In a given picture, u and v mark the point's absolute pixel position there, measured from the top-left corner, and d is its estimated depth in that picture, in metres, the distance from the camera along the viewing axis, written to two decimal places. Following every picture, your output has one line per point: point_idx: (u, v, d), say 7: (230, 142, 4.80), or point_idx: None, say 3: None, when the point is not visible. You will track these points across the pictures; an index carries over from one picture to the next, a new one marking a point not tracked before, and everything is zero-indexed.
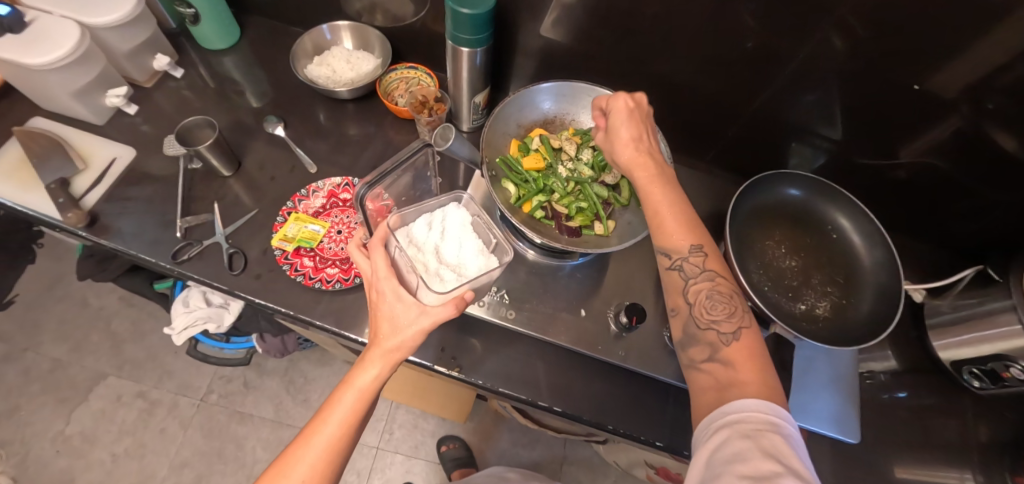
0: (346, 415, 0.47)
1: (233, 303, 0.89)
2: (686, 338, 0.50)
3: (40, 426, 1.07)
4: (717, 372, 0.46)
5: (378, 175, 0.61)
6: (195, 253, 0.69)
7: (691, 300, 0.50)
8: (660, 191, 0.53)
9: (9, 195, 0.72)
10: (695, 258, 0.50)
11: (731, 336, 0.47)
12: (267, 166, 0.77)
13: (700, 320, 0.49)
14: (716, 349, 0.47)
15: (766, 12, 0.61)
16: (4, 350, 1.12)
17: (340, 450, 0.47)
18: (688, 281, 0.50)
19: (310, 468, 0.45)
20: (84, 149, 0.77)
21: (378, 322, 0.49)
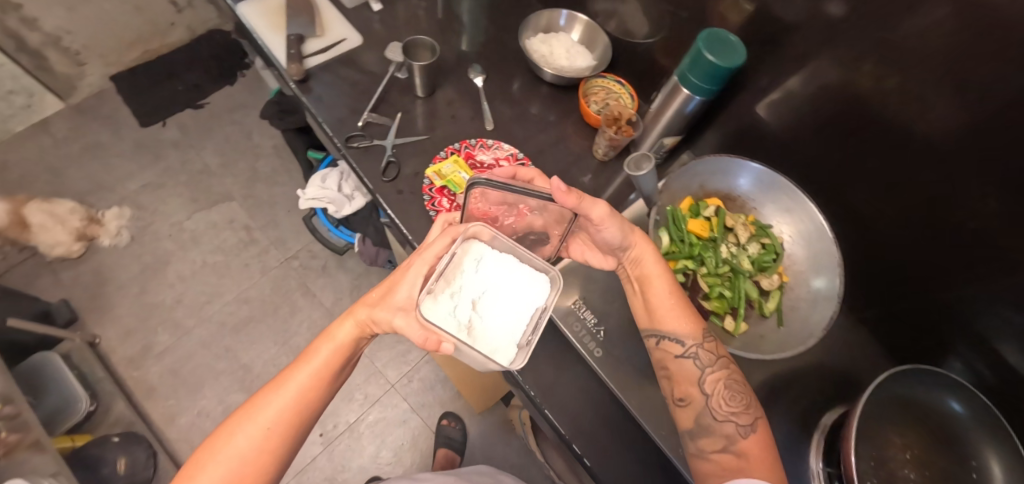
0: (322, 366, 0.51)
1: (357, 200, 0.98)
2: (697, 429, 0.51)
3: (170, 209, 1.25)
4: (729, 462, 0.48)
5: (509, 187, 0.51)
6: (363, 145, 0.75)
7: (708, 391, 0.52)
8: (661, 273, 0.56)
9: (260, 30, 0.84)
10: (708, 346, 0.54)
11: (748, 429, 0.50)
12: (453, 105, 0.82)
13: (717, 410, 0.51)
14: (732, 442, 0.49)
15: (1014, 205, 0.51)
16: (179, 138, 1.33)
17: (310, 405, 0.49)
18: (705, 370, 0.53)
19: (279, 411, 0.47)
20: (327, 21, 0.87)
21: (369, 296, 0.53)
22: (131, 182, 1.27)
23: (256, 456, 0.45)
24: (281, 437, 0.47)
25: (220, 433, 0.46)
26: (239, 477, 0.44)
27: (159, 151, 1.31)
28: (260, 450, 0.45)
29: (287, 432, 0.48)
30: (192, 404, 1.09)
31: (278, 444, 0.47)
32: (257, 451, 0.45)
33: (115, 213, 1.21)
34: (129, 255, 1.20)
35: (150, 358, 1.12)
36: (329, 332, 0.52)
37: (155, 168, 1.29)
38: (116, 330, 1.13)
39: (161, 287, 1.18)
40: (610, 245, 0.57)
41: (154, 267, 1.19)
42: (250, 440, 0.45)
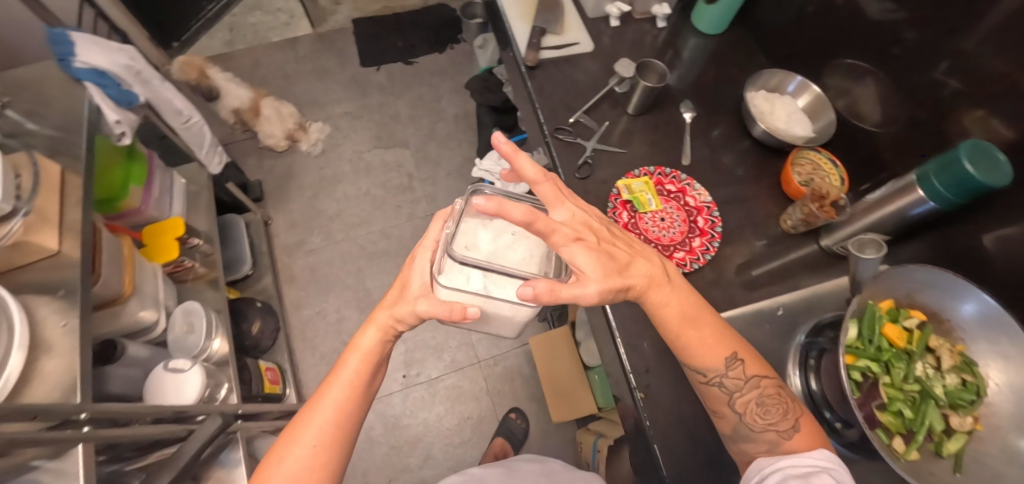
0: (352, 378, 0.55)
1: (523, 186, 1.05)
2: (737, 435, 0.57)
3: (355, 140, 1.38)
4: (770, 453, 0.54)
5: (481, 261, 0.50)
6: (568, 139, 0.82)
7: (741, 410, 0.56)
8: (670, 301, 0.55)
9: (510, 16, 0.93)
10: (733, 373, 0.56)
11: (787, 433, 0.54)
12: (655, 130, 0.86)
13: (753, 423, 0.55)
14: (774, 446, 0.54)
15: None
16: (385, 86, 1.44)
17: (349, 416, 0.54)
18: (732, 395, 0.56)
19: (320, 429, 0.52)
20: (568, 22, 0.93)
21: (388, 301, 0.56)
22: (336, 107, 1.41)
23: (309, 471, 0.50)
24: (332, 449, 0.52)
25: (269, 460, 0.51)
26: None
27: (366, 88, 1.44)
28: (310, 467, 0.50)
29: (333, 444, 0.52)
30: (318, 303, 1.23)
31: (329, 456, 0.52)
32: (307, 469, 0.50)
33: (318, 127, 1.38)
34: (315, 165, 1.36)
35: (301, 252, 1.28)
36: (356, 345, 0.56)
37: (358, 101, 1.42)
38: (285, 220, 1.30)
39: (329, 199, 1.33)
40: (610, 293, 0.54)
41: (329, 181, 1.34)
42: (301, 460, 0.50)
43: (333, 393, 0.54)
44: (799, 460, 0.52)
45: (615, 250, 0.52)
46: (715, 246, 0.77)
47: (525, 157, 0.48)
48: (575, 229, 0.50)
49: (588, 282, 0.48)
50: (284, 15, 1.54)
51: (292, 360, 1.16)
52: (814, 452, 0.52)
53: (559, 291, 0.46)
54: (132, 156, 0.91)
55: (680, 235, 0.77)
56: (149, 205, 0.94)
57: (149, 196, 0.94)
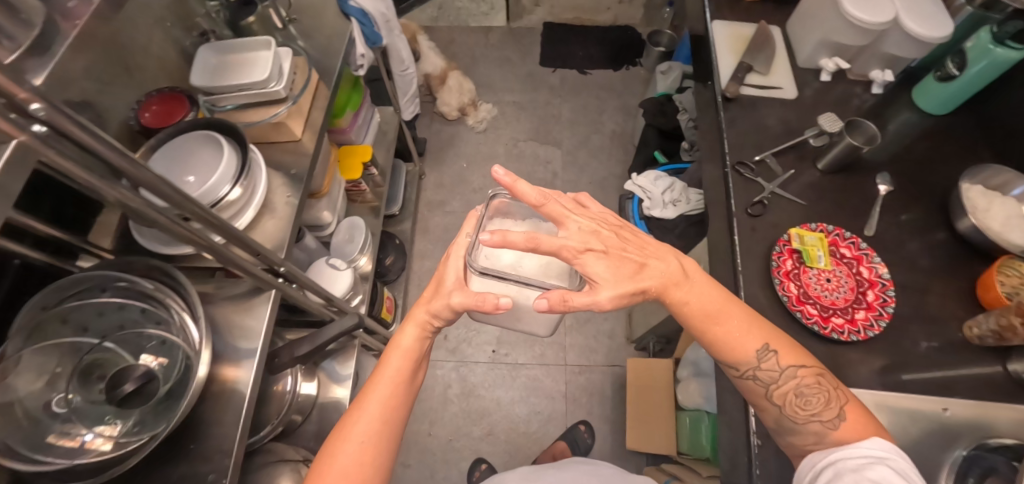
0: (395, 373, 0.59)
1: (670, 212, 1.08)
2: (785, 427, 0.59)
3: (515, 127, 1.49)
4: (820, 438, 0.56)
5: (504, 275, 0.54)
6: (747, 175, 0.83)
7: (781, 403, 0.58)
8: (692, 301, 0.57)
9: (718, 47, 0.96)
10: (768, 363, 0.58)
11: (831, 422, 0.56)
12: (841, 193, 0.83)
13: (797, 416, 0.57)
14: (820, 437, 0.56)
15: None
16: (556, 87, 1.54)
17: (394, 410, 0.58)
18: (769, 387, 0.59)
19: (367, 425, 0.56)
20: (776, 66, 0.94)
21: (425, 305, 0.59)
22: (507, 95, 1.53)
23: (360, 466, 0.54)
24: (381, 442, 0.56)
25: (324, 457, 0.55)
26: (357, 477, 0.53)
27: (538, 85, 1.54)
28: (362, 461, 0.54)
29: (381, 437, 0.56)
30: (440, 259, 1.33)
31: (379, 448, 0.56)
32: (358, 462, 0.54)
33: (487, 108, 1.50)
34: (474, 140, 1.48)
35: (439, 211, 1.39)
36: (397, 345, 0.60)
37: (527, 95, 1.53)
38: (435, 179, 1.43)
39: (478, 173, 1.44)
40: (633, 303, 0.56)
41: (482, 156, 1.45)
42: (353, 454, 0.54)
43: (376, 389, 0.58)
44: (852, 451, 0.53)
45: (626, 255, 0.54)
46: (881, 325, 0.72)
47: (525, 182, 0.51)
48: (583, 239, 0.53)
49: (601, 288, 0.51)
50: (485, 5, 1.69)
51: (404, 301, 1.26)
52: (866, 442, 0.53)
53: (568, 298, 0.49)
54: (353, 85, 1.05)
55: (845, 301, 0.74)
56: (353, 129, 1.07)
57: (355, 122, 1.07)
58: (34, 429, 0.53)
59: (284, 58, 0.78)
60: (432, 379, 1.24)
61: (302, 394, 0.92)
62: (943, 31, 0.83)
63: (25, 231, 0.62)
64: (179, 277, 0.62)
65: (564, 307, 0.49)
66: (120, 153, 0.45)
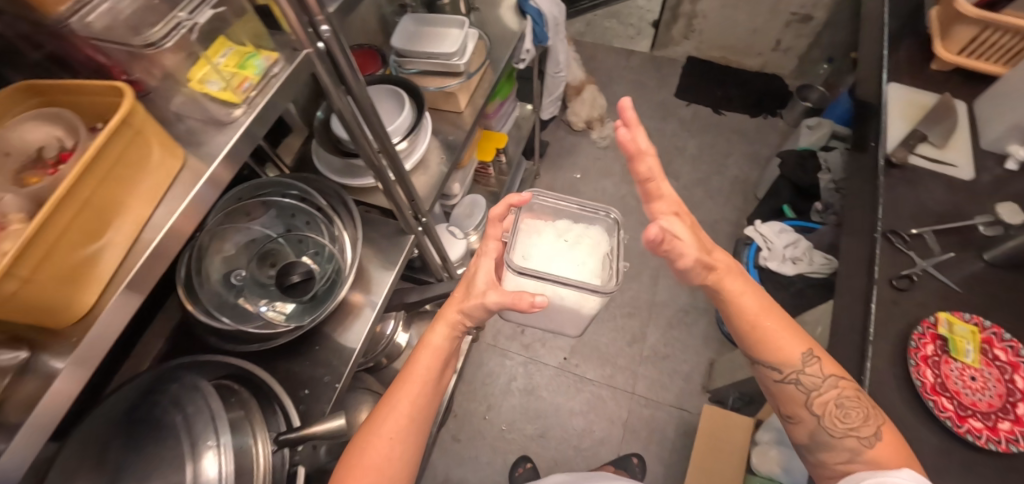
0: (422, 371, 0.56)
1: (786, 267, 1.04)
2: (819, 442, 0.57)
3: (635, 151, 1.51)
4: (857, 454, 0.54)
5: (540, 276, 0.55)
6: (899, 245, 0.79)
7: (820, 413, 0.57)
8: (741, 286, 0.57)
9: (891, 111, 0.92)
10: (812, 369, 0.57)
11: (869, 440, 0.54)
12: (1007, 290, 0.75)
13: (834, 429, 0.55)
14: (856, 454, 0.54)
15: None
16: (685, 121, 1.54)
17: (423, 410, 0.56)
18: (809, 394, 0.57)
19: (393, 419, 0.54)
20: (954, 143, 0.88)
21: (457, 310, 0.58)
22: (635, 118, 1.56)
23: (386, 461, 0.52)
24: (409, 441, 0.54)
25: (352, 449, 0.53)
26: (384, 472, 0.51)
27: (669, 115, 1.54)
28: (389, 457, 0.52)
29: (408, 433, 0.54)
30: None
31: (407, 447, 0.53)
32: (384, 458, 0.52)
33: (613, 127, 1.55)
34: (594, 153, 1.52)
35: None
36: (426, 343, 0.58)
37: (655, 122, 1.55)
38: (548, 182, 1.48)
39: (589, 185, 1.47)
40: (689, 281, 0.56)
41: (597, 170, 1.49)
42: (381, 449, 0.52)
43: (410, 388, 0.56)
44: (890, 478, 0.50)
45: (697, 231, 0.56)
46: None
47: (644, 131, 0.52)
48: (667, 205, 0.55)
49: (687, 243, 0.52)
50: None
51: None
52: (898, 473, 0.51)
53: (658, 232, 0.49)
54: (509, 77, 1.12)
55: (989, 405, 0.66)
56: (495, 115, 1.14)
57: (500, 111, 1.14)
58: (212, 292, 0.64)
59: (470, 39, 0.87)
60: (499, 368, 1.29)
61: (395, 341, 1.00)
62: None
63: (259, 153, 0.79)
64: (352, 208, 0.72)
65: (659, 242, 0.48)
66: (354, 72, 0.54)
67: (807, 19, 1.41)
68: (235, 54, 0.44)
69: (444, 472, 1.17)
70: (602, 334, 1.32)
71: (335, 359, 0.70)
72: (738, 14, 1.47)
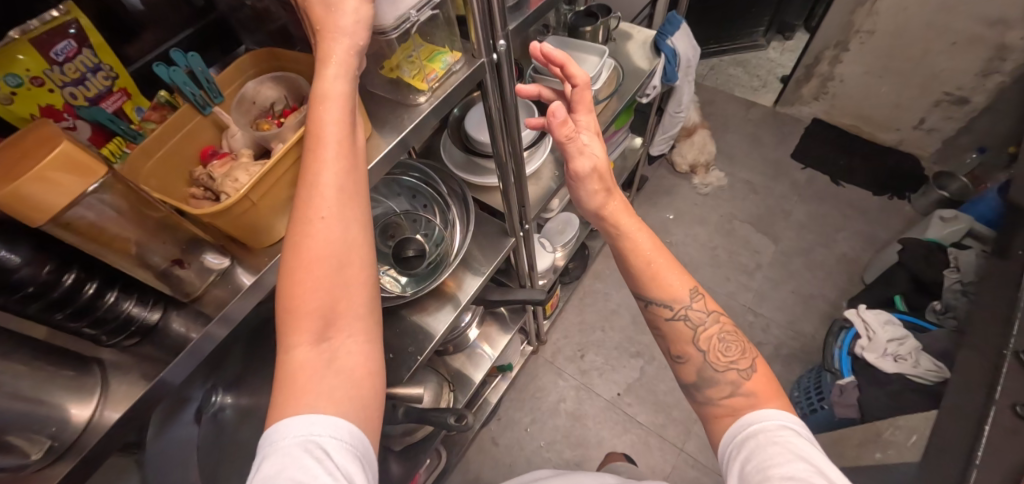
0: (327, 128, 0.38)
1: (886, 362, 0.96)
2: (703, 377, 0.71)
3: (736, 206, 1.49)
4: (737, 395, 0.66)
5: None
6: None
7: (704, 348, 0.73)
8: (629, 222, 0.74)
9: None
10: (696, 305, 0.74)
11: (745, 372, 0.69)
12: None
13: (719, 364, 0.70)
14: (736, 383, 0.68)
15: None
16: (796, 186, 1.49)
17: (357, 191, 0.40)
18: (693, 328, 0.73)
19: (324, 201, 0.37)
20: None
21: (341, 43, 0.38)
22: (742, 173, 1.54)
23: (338, 253, 0.38)
24: (354, 236, 0.39)
25: (288, 266, 0.37)
26: (342, 264, 0.38)
27: (779, 176, 1.52)
28: (340, 247, 0.38)
29: (349, 210, 0.39)
30: (609, 286, 1.45)
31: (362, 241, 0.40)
32: (335, 244, 0.38)
33: (718, 176, 1.54)
34: (692, 199, 1.53)
35: None
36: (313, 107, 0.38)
37: (764, 180, 1.52)
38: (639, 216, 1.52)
39: (680, 229, 1.47)
40: (582, 196, 0.75)
41: (691, 216, 1.49)
42: (328, 237, 0.37)
43: (316, 161, 0.38)
44: (768, 422, 0.60)
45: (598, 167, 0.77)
46: None
47: (578, 65, 0.68)
48: (586, 125, 0.74)
49: (591, 154, 0.72)
50: (757, 81, 1.73)
51: (565, 301, 1.42)
52: (771, 421, 0.60)
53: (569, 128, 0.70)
54: (629, 109, 1.16)
55: None
56: (607, 141, 1.18)
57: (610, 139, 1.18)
58: None
59: (604, 69, 0.93)
60: (551, 385, 1.31)
61: (467, 334, 1.08)
62: None
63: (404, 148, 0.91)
64: (470, 201, 0.79)
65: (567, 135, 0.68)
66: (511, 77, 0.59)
67: (963, 101, 1.28)
68: (425, 50, 0.50)
69: (477, 470, 1.20)
70: (662, 380, 1.29)
71: (418, 333, 0.76)
72: (881, 84, 1.39)
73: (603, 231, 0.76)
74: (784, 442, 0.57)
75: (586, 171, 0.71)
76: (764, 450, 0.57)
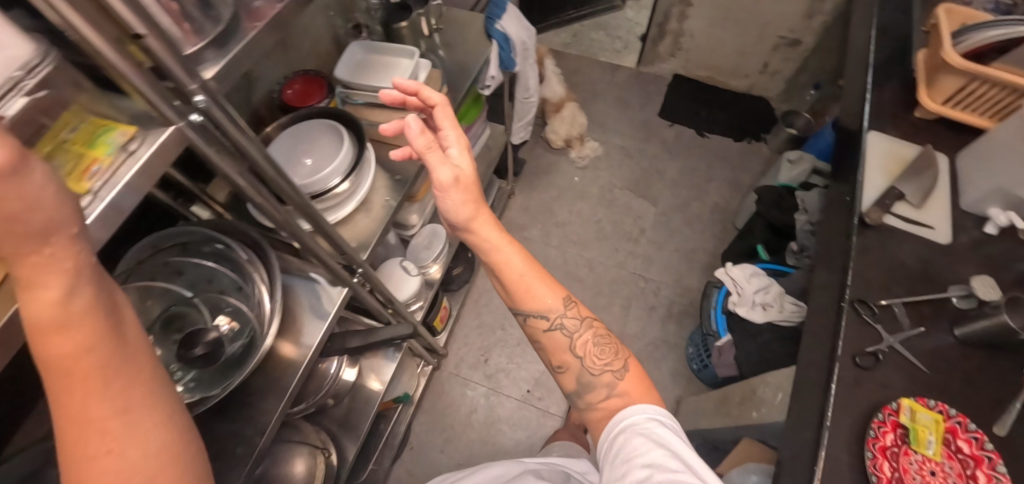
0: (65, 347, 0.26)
1: (756, 313, 1.00)
2: (579, 385, 0.67)
3: (614, 173, 1.49)
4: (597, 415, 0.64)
5: None
6: (868, 320, 0.71)
7: (580, 355, 0.67)
8: (494, 233, 0.65)
9: (869, 160, 0.85)
10: (571, 314, 0.68)
11: (618, 372, 0.66)
12: (978, 372, 0.68)
13: (593, 368, 0.66)
14: (609, 387, 0.65)
15: None
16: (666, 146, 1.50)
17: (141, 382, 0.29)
18: (569, 336, 0.68)
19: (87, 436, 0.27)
20: (932, 200, 0.81)
21: (45, 247, 0.24)
22: (614, 137, 1.54)
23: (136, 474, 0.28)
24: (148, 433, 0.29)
25: None
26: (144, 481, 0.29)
27: (650, 136, 1.53)
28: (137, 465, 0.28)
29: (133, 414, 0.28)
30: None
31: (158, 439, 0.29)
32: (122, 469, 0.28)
33: (593, 146, 1.52)
34: (572, 174, 1.50)
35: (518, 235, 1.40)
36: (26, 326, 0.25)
37: (637, 141, 1.53)
38: (522, 201, 1.46)
39: (565, 207, 1.45)
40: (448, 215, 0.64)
41: (574, 193, 1.47)
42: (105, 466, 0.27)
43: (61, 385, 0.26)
44: (638, 415, 0.61)
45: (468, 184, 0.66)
46: None
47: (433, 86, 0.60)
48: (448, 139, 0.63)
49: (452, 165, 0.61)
50: (620, 43, 1.73)
51: (461, 307, 1.36)
52: (641, 414, 0.61)
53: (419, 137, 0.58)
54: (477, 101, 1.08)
55: None
56: None
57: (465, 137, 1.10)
58: None
59: (421, 70, 0.82)
60: (461, 398, 1.26)
61: (341, 378, 0.94)
62: None
63: (171, 183, 0.69)
64: (271, 257, 0.67)
65: (425, 143, 0.57)
66: (234, 127, 0.45)
67: (796, 43, 1.37)
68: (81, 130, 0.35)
69: None
70: None
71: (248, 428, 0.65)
72: (726, 33, 1.43)
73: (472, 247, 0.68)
74: (649, 432, 0.59)
75: (448, 183, 0.59)
76: (632, 443, 0.58)
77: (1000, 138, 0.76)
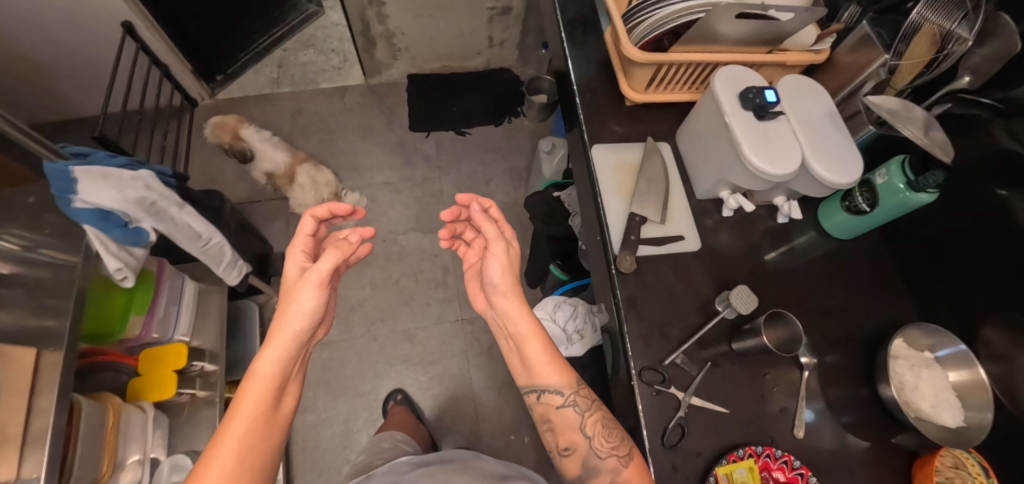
0: (258, 393, 0.60)
1: (574, 348, 0.95)
2: (586, 469, 0.66)
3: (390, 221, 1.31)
4: None
5: None
6: (660, 388, 0.64)
7: (589, 434, 0.67)
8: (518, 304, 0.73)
9: (604, 189, 0.76)
10: (582, 393, 0.70)
11: (625, 459, 0.62)
12: (758, 373, 0.68)
13: (599, 450, 0.64)
14: (615, 473, 0.62)
15: None
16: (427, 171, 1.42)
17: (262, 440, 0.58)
18: (580, 414, 0.69)
19: (232, 450, 0.56)
20: (671, 206, 0.77)
21: (288, 334, 0.63)
22: (377, 174, 1.41)
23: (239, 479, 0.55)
24: (257, 443, 0.58)
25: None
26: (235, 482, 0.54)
27: (411, 156, 1.43)
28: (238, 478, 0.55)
29: (250, 454, 0.57)
30: (325, 408, 1.19)
31: (256, 447, 0.58)
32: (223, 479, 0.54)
33: (354, 198, 1.35)
34: None
35: None
36: (254, 372, 0.61)
37: (401, 170, 1.42)
38: None
39: None
40: (490, 281, 0.74)
41: None
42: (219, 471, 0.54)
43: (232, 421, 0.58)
44: None
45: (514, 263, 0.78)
46: None
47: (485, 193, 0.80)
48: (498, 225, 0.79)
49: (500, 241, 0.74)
50: (336, 58, 1.56)
51: (287, 469, 1.12)
52: None
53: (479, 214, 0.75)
54: (142, 278, 0.82)
55: None
56: (155, 319, 0.84)
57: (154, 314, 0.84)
58: None
59: None
60: None
61: None
62: (858, 173, 0.65)
63: None
64: None
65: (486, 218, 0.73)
66: None
67: (507, 10, 1.35)
68: None
69: None
70: None
71: None
72: (437, 21, 1.35)
73: (498, 318, 0.76)
74: None
75: (498, 248, 0.73)
76: None
77: (704, 118, 0.72)
